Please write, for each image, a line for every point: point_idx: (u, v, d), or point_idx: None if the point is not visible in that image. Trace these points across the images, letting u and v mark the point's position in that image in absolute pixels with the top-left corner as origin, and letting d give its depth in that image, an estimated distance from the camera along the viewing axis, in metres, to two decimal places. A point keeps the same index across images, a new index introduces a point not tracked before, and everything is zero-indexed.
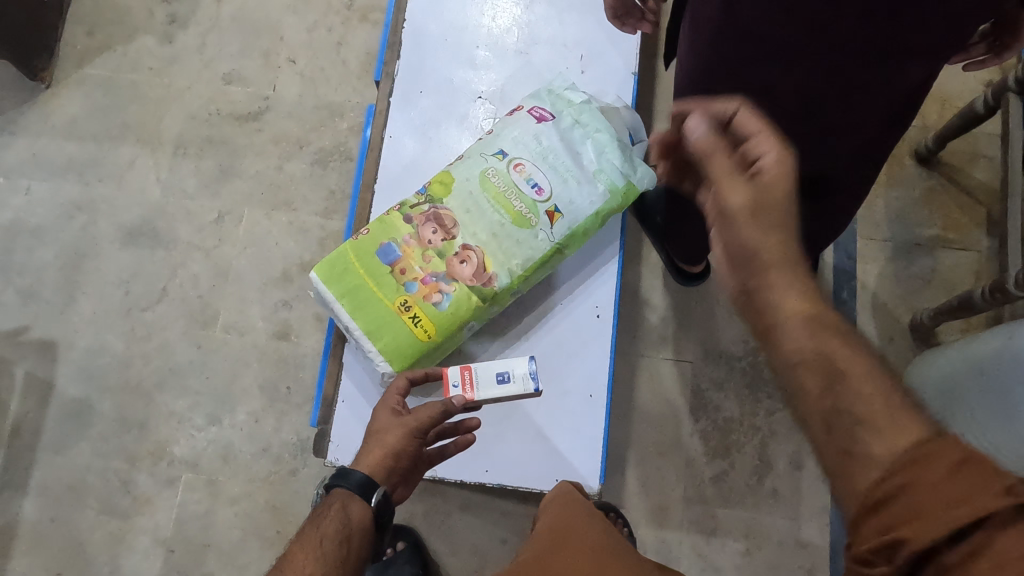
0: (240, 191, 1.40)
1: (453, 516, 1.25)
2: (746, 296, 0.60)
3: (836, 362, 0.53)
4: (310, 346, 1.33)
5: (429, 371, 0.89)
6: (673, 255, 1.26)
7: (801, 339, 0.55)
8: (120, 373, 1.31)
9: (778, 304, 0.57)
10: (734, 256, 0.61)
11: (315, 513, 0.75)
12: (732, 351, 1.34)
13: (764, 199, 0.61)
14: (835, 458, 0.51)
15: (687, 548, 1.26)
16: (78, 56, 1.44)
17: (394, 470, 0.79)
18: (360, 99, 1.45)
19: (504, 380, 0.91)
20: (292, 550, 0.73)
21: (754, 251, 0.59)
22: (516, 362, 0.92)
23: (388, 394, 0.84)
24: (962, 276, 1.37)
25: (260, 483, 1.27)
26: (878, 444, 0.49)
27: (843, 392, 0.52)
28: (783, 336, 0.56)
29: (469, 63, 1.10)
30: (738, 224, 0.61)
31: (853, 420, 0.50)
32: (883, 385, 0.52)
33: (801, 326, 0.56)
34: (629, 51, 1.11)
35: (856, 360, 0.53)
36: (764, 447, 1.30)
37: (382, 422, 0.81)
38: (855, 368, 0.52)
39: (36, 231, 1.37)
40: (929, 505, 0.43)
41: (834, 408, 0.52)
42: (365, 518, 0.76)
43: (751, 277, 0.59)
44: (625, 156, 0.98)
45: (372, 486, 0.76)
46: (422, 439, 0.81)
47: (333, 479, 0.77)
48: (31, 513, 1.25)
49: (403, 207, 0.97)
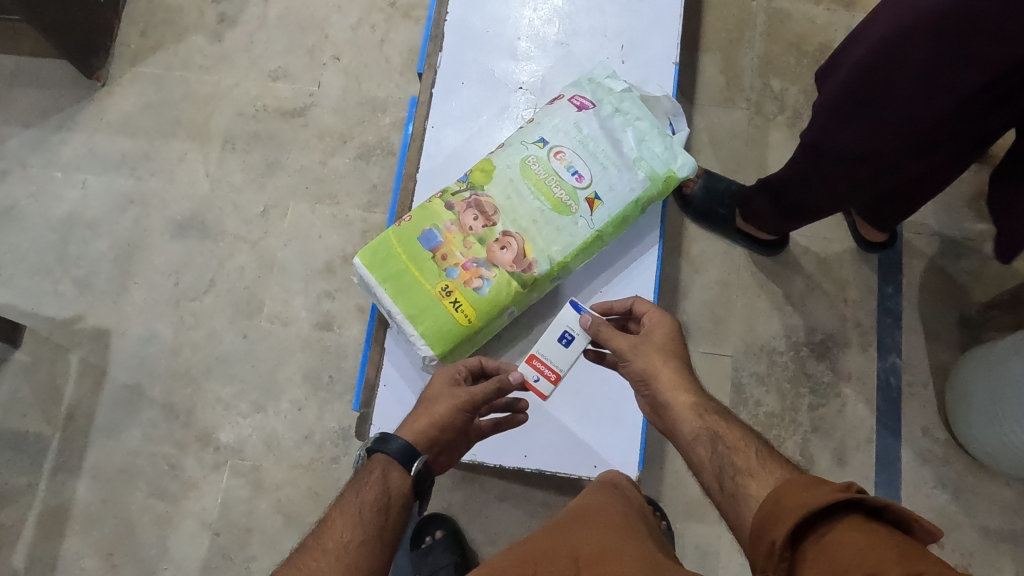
0: (285, 185, 1.43)
1: (492, 505, 1.26)
2: (660, 413, 0.78)
3: (719, 436, 0.71)
4: (352, 335, 1.36)
5: (497, 363, 0.89)
6: (744, 217, 1.27)
7: (694, 425, 0.73)
8: (169, 361, 1.35)
9: (669, 401, 0.76)
10: (639, 385, 0.81)
11: (357, 476, 0.77)
12: (774, 346, 1.32)
13: (648, 341, 0.81)
14: (727, 508, 0.65)
15: (725, 542, 1.24)
16: (132, 55, 1.49)
17: (438, 439, 0.81)
18: (402, 94, 1.47)
19: (567, 340, 0.92)
20: (331, 514, 0.73)
21: (651, 374, 0.78)
22: (564, 317, 0.93)
23: (448, 367, 0.88)
24: (1013, 271, 1.34)
25: (302, 470, 1.30)
26: (753, 486, 0.64)
27: (723, 451, 0.69)
28: (681, 427, 0.74)
29: (510, 54, 1.11)
30: (640, 348, 0.81)
31: (730, 470, 0.67)
32: (758, 451, 0.68)
33: (691, 413, 0.74)
34: (670, 39, 1.11)
35: (741, 439, 0.70)
36: (806, 443, 1.28)
37: (436, 391, 0.84)
38: (735, 441, 0.70)
39: (91, 223, 1.42)
40: (786, 506, 0.57)
41: (718, 464, 0.68)
42: (405, 485, 0.77)
43: (649, 392, 0.79)
44: (665, 143, 0.99)
45: (413, 454, 0.77)
46: (469, 414, 0.84)
47: (375, 445, 0.78)
48: (84, 494, 1.29)
49: (445, 194, 0.98)
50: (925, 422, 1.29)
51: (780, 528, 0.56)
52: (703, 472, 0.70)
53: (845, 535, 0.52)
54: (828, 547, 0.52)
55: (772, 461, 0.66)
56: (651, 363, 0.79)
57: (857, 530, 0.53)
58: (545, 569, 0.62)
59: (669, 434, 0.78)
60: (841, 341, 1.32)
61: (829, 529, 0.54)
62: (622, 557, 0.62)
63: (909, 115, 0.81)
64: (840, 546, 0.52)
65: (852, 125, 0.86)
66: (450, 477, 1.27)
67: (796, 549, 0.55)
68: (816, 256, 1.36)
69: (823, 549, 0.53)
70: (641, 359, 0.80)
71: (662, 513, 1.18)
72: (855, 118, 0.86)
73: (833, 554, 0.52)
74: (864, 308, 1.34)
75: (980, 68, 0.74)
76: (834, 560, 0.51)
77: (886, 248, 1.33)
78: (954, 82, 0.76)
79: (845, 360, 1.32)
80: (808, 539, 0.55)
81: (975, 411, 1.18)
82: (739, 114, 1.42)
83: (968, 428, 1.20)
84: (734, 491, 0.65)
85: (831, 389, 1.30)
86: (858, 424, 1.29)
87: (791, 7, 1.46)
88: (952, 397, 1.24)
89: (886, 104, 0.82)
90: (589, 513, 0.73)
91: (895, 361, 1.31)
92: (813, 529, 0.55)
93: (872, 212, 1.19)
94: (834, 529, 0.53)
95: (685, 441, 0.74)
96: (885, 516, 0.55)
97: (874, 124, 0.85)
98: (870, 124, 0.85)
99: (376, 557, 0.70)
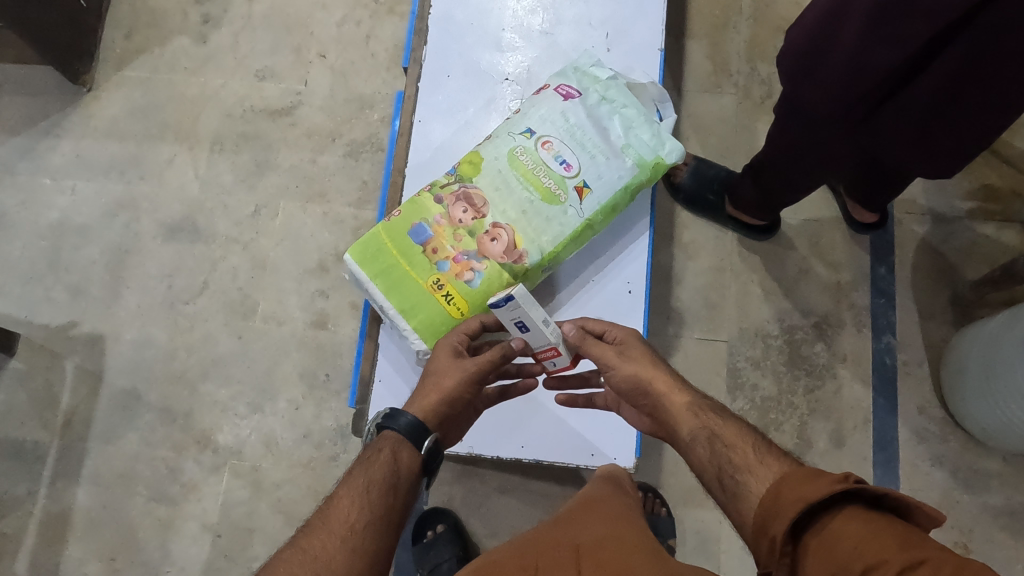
0: (275, 185, 1.43)
1: (492, 498, 1.26)
2: (656, 413, 0.79)
3: (717, 435, 0.72)
4: (347, 333, 1.36)
5: (485, 319, 0.89)
6: (737, 205, 1.27)
7: (692, 426, 0.74)
8: (165, 364, 1.35)
9: (666, 404, 0.77)
10: (632, 394, 0.82)
11: (365, 455, 0.77)
12: (769, 330, 1.32)
13: (633, 350, 0.83)
14: (729, 505, 0.66)
15: (726, 527, 1.24)
16: (117, 59, 1.49)
17: (446, 414, 0.82)
18: (390, 90, 1.47)
19: (523, 326, 0.82)
20: (338, 492, 0.73)
21: (645, 381, 0.80)
22: (503, 315, 0.83)
23: (447, 340, 0.88)
24: (1003, 247, 1.34)
25: (302, 469, 1.30)
26: (752, 482, 0.64)
27: (721, 450, 0.70)
28: (680, 428, 0.75)
29: (495, 45, 1.11)
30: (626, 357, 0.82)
31: (729, 468, 0.67)
32: (755, 447, 0.69)
33: (688, 414, 0.75)
34: (655, 26, 1.11)
35: (737, 436, 0.71)
36: (803, 425, 1.28)
37: (441, 364, 0.85)
38: (733, 439, 0.70)
39: (82, 229, 1.41)
40: (785, 500, 0.57)
41: (717, 462, 0.69)
42: (414, 463, 0.78)
43: (644, 398, 0.80)
44: (653, 130, 0.99)
45: (423, 431, 0.78)
46: (476, 387, 0.84)
47: (384, 422, 0.79)
48: (84, 500, 1.29)
49: (434, 187, 0.98)
50: (921, 401, 1.29)
51: (780, 525, 0.56)
52: (703, 471, 0.71)
53: (846, 527, 0.53)
54: (828, 541, 0.53)
55: (769, 456, 0.67)
56: (642, 368, 0.80)
57: (858, 521, 0.53)
58: (551, 554, 0.63)
59: (669, 437, 0.79)
60: (835, 323, 1.33)
61: (830, 521, 0.55)
62: (622, 544, 0.63)
63: (852, 73, 0.80)
64: (841, 539, 0.53)
65: (817, 74, 0.85)
66: (449, 471, 1.27)
67: (797, 544, 0.56)
68: (807, 238, 1.36)
69: (823, 543, 0.54)
70: (630, 368, 0.81)
71: (652, 493, 1.20)
72: (820, 66, 0.84)
73: (834, 548, 0.53)
74: (858, 289, 1.34)
75: (922, 27, 0.70)
76: (837, 552, 0.52)
77: (877, 228, 1.33)
78: (901, 40, 0.73)
79: (841, 342, 1.32)
80: (809, 533, 0.55)
81: (971, 387, 1.18)
82: (727, 99, 1.42)
83: (963, 404, 1.21)
84: (734, 488, 0.66)
85: (827, 371, 1.31)
86: (855, 405, 1.29)
87: None
88: (947, 374, 1.25)
89: (841, 54, 0.80)
90: (594, 502, 0.74)
91: (890, 342, 1.32)
92: (814, 522, 0.56)
93: (864, 189, 1.20)
94: (833, 522, 0.54)
95: (684, 441, 0.74)
96: (885, 505, 0.56)
97: (826, 78, 0.83)
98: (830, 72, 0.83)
99: (382, 539, 0.70)
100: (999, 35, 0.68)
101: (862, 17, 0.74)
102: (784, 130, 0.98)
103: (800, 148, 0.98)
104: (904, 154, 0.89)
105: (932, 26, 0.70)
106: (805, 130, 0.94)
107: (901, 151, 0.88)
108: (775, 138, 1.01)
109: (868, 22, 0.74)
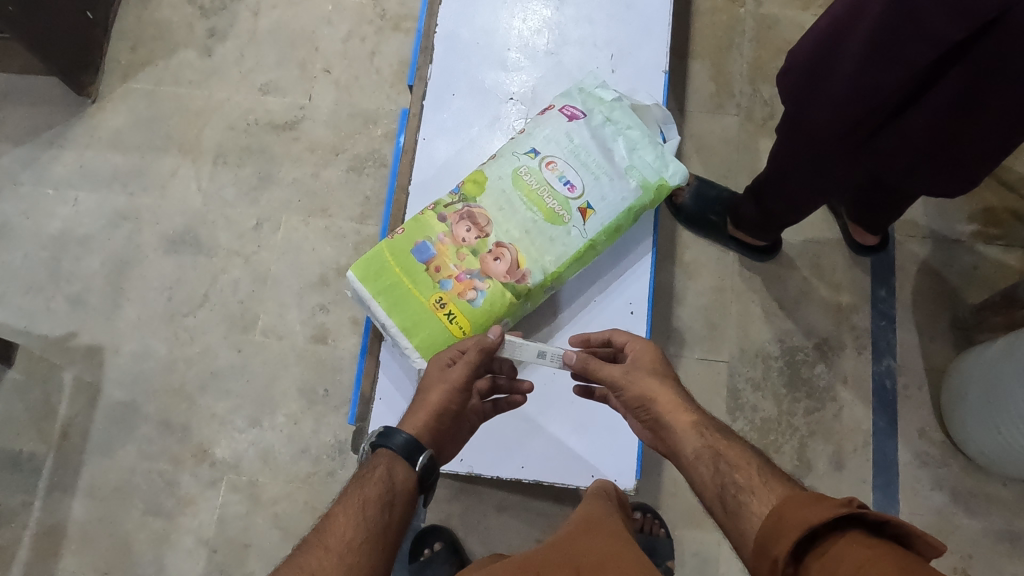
0: (277, 198, 1.43)
1: (490, 517, 1.25)
2: (659, 431, 0.79)
3: (720, 454, 0.71)
4: (347, 348, 1.36)
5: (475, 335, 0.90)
6: (739, 226, 1.28)
7: (695, 444, 0.74)
8: (163, 377, 1.35)
9: (670, 422, 0.77)
10: (637, 410, 0.81)
11: (360, 473, 0.77)
12: (769, 351, 1.32)
13: (638, 368, 0.82)
14: (730, 525, 0.65)
15: (725, 549, 1.24)
16: (122, 71, 1.49)
17: (438, 429, 0.82)
18: (394, 106, 1.48)
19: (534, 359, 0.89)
20: (334, 510, 0.73)
21: (648, 400, 0.79)
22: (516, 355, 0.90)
23: (436, 356, 0.88)
24: (1004, 272, 1.35)
25: (300, 484, 1.29)
26: (754, 504, 0.64)
27: (724, 470, 0.70)
28: (682, 445, 0.75)
29: (501, 65, 1.11)
30: (632, 375, 0.82)
31: (732, 489, 0.67)
32: (758, 468, 0.68)
33: (691, 432, 0.75)
34: (659, 48, 1.12)
35: (741, 457, 0.71)
36: (803, 447, 1.28)
37: (429, 380, 0.85)
38: (737, 459, 0.70)
39: (83, 240, 1.41)
40: (788, 521, 0.57)
41: (719, 482, 0.69)
42: (409, 480, 0.77)
43: (648, 415, 0.80)
44: (656, 152, 0.99)
45: (418, 448, 0.78)
46: (463, 395, 0.84)
47: (378, 440, 0.79)
48: (80, 513, 1.29)
49: (437, 206, 0.98)
50: (921, 424, 1.29)
51: (781, 547, 0.56)
52: (705, 491, 0.70)
53: (847, 551, 0.53)
54: (828, 564, 0.53)
55: (771, 479, 0.67)
56: (646, 387, 0.80)
57: (858, 546, 0.53)
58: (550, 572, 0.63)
59: (671, 455, 0.78)
60: (836, 345, 1.33)
61: (831, 545, 0.54)
62: (620, 563, 0.63)
63: (854, 95, 0.80)
64: (842, 561, 0.52)
65: (821, 91, 0.85)
66: (447, 488, 1.26)
67: (797, 565, 0.56)
68: (808, 260, 1.36)
69: (824, 566, 0.53)
70: (635, 387, 0.81)
71: (652, 515, 1.20)
72: (823, 85, 0.84)
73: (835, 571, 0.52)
74: (859, 311, 1.34)
75: (926, 50, 0.71)
76: None
77: (877, 250, 1.34)
78: (904, 62, 0.73)
79: (841, 364, 1.32)
80: (810, 556, 0.55)
81: (972, 412, 1.18)
82: (730, 120, 1.43)
83: (963, 428, 1.21)
84: (736, 509, 0.65)
85: (827, 393, 1.30)
86: (855, 427, 1.29)
87: (779, 12, 1.47)
88: (947, 398, 1.25)
89: (844, 74, 0.80)
90: (594, 519, 0.73)
91: (890, 364, 1.32)
92: (815, 546, 0.55)
93: (865, 211, 1.20)
94: (835, 546, 0.54)
95: (686, 461, 0.74)
96: (887, 531, 0.55)
97: (831, 97, 0.83)
98: (833, 92, 0.83)
99: (379, 556, 0.70)
100: (1002, 61, 0.69)
101: (865, 39, 0.75)
102: (787, 150, 0.98)
103: (804, 168, 0.98)
104: (906, 174, 0.90)
105: (937, 48, 0.70)
106: (807, 150, 0.94)
107: (905, 171, 0.89)
108: (779, 158, 1.01)
109: (872, 44, 0.74)
